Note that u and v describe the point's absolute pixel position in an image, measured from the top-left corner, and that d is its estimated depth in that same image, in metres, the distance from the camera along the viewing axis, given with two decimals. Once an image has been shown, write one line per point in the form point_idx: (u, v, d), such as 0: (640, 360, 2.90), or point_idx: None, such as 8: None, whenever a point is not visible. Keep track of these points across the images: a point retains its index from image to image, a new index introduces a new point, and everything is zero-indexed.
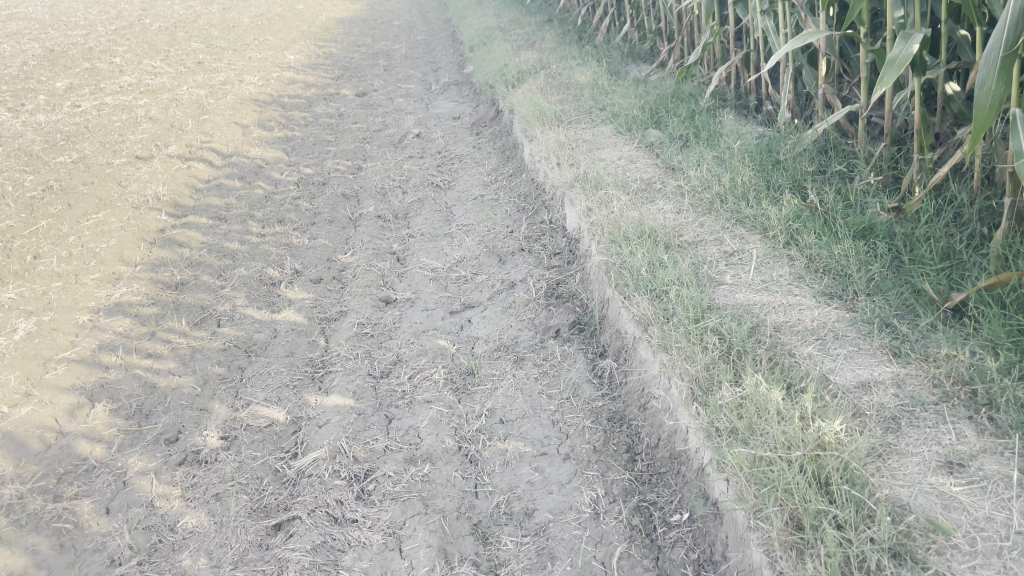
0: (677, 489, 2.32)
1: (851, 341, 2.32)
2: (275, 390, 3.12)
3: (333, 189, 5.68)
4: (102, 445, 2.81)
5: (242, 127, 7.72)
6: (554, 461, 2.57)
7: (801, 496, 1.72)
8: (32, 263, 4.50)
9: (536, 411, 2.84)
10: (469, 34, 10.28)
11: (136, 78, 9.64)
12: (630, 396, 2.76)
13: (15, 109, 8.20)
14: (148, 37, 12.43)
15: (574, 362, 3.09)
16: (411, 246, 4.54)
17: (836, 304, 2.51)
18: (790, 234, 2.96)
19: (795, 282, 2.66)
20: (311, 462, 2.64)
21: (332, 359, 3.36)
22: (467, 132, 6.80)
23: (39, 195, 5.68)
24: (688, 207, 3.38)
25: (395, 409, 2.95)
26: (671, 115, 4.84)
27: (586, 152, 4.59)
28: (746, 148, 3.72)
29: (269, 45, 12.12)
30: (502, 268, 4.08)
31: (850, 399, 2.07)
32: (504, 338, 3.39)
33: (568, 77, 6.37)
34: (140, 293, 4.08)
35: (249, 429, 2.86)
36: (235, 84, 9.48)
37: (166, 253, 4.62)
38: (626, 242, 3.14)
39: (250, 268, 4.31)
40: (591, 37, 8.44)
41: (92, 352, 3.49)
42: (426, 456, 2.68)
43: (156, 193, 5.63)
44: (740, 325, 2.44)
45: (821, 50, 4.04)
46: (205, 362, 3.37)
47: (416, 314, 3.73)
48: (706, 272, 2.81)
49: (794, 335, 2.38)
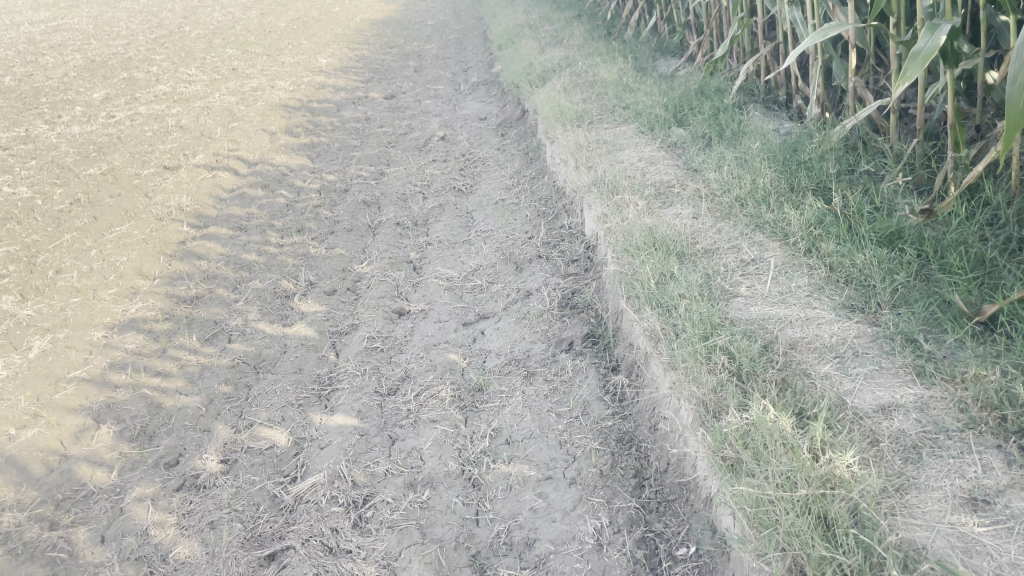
0: (686, 519, 2.19)
1: (872, 360, 2.15)
2: (280, 409, 3.05)
3: (355, 196, 5.62)
4: (103, 469, 2.77)
5: (270, 133, 7.72)
6: (559, 485, 2.45)
7: (804, 541, 1.58)
8: (53, 278, 4.51)
9: (543, 430, 2.72)
10: (499, 32, 10.15)
11: (170, 87, 9.73)
12: (641, 416, 2.63)
13: (51, 120, 8.31)
14: (185, 45, 12.56)
15: (586, 377, 2.96)
16: (428, 254, 4.45)
17: (858, 317, 2.34)
18: (812, 240, 2.79)
19: (815, 293, 2.50)
20: (309, 488, 2.57)
21: (340, 375, 3.28)
22: (492, 134, 6.69)
23: (67, 208, 5.73)
24: (706, 213, 3.22)
25: (399, 430, 2.85)
26: (695, 113, 4.66)
27: (606, 153, 4.44)
28: (769, 148, 3.54)
29: (302, 49, 12.15)
30: (518, 277, 3.97)
31: (868, 426, 1.90)
32: (515, 351, 3.27)
33: (593, 75, 6.21)
34: (156, 308, 4.05)
35: (250, 452, 2.80)
36: (267, 90, 9.51)
37: (185, 266, 4.59)
38: (638, 251, 3.00)
39: (265, 280, 4.27)
40: (621, 31, 8.26)
41: (102, 370, 3.47)
42: (427, 480, 2.58)
43: (180, 205, 5.64)
44: (752, 342, 2.29)
45: (850, 41, 3.83)
46: (212, 380, 3.32)
47: (428, 327, 3.63)
48: (720, 284, 2.65)
49: (811, 353, 2.22)
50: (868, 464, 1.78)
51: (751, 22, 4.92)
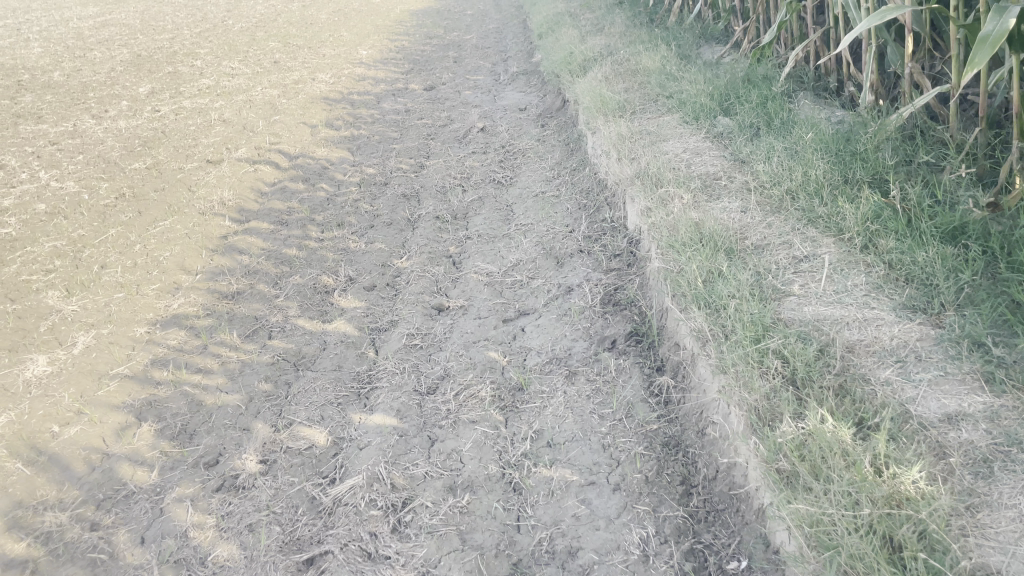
0: (736, 530, 2.10)
1: (936, 364, 2.03)
2: (319, 409, 3.02)
3: (395, 189, 5.58)
4: (144, 468, 2.77)
5: (311, 126, 7.73)
6: (603, 491, 2.37)
7: (868, 565, 1.49)
8: (98, 273, 4.55)
9: (586, 433, 2.64)
10: (540, 20, 10.03)
11: (213, 81, 9.80)
12: (687, 419, 2.54)
13: (98, 115, 8.42)
14: (229, 38, 12.66)
15: (629, 377, 2.88)
16: (468, 248, 4.39)
17: (920, 319, 2.21)
18: (868, 236, 2.66)
19: (873, 292, 2.38)
20: (348, 490, 2.53)
21: (379, 374, 3.23)
22: (533, 125, 6.60)
23: (112, 203, 5.78)
24: (755, 206, 3.11)
25: (439, 430, 2.80)
26: (742, 101, 4.51)
27: (649, 144, 4.33)
28: (821, 137, 3.39)
29: (343, 41, 12.16)
30: (559, 272, 3.89)
31: (934, 437, 1.79)
32: (557, 349, 3.19)
33: (636, 63, 6.07)
34: (198, 304, 4.06)
35: (289, 452, 2.77)
36: (307, 82, 9.53)
37: (226, 262, 4.60)
38: (684, 248, 2.90)
39: (305, 275, 4.25)
40: (664, 17, 8.09)
41: (144, 367, 3.48)
42: (467, 484, 2.52)
43: (223, 200, 5.66)
44: (807, 345, 2.18)
45: (907, 26, 3.65)
46: (252, 377, 3.30)
47: (467, 323, 3.58)
48: (771, 282, 2.54)
49: (870, 357, 2.11)
50: (936, 479, 1.67)
51: (800, 7, 4.76)
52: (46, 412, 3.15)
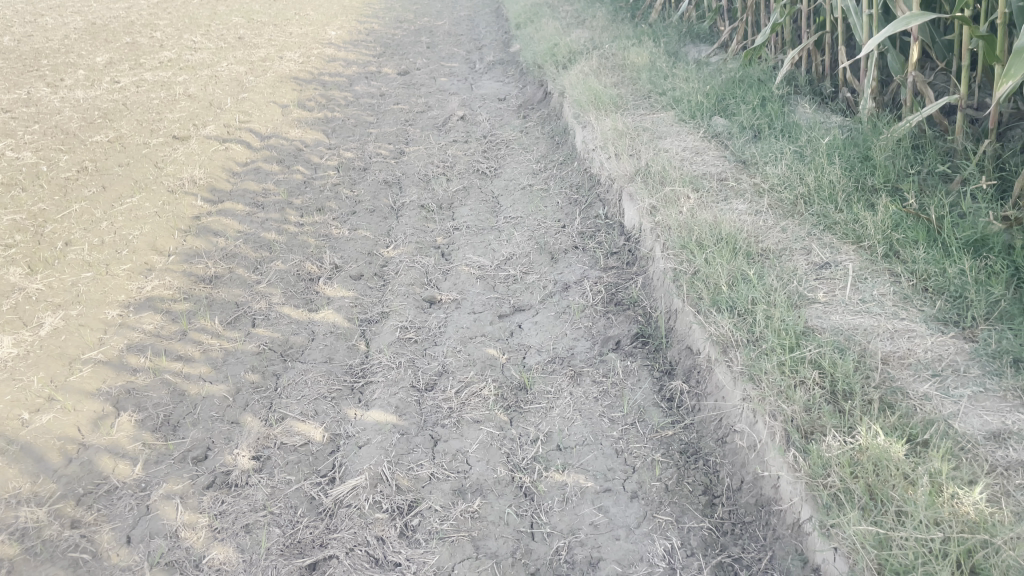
0: (766, 545, 2.04)
1: (975, 380, 1.99)
2: (312, 403, 2.87)
3: (375, 175, 5.42)
4: (126, 461, 2.60)
5: (282, 106, 7.49)
6: (620, 499, 2.30)
7: None
8: (62, 250, 4.30)
9: (597, 436, 2.56)
10: (517, 9, 9.87)
11: (175, 54, 9.44)
12: (705, 426, 2.47)
13: (53, 83, 8.04)
14: (189, 11, 12.23)
15: (639, 381, 2.80)
16: (456, 240, 4.27)
17: (953, 333, 2.18)
18: (890, 245, 2.62)
19: (901, 303, 2.34)
20: (350, 491, 2.40)
21: (373, 367, 3.10)
22: (514, 116, 6.49)
23: (73, 177, 5.50)
24: (767, 210, 3.06)
25: (441, 429, 2.69)
26: (739, 102, 4.47)
27: (646, 142, 4.27)
28: (830, 141, 3.35)
29: (310, 20, 11.84)
30: (554, 268, 3.80)
31: (985, 456, 1.75)
32: (559, 348, 3.11)
33: (623, 58, 5.99)
34: (173, 287, 3.86)
35: (284, 448, 2.62)
36: (275, 61, 9.25)
37: (200, 243, 4.40)
38: (699, 249, 2.84)
39: (287, 261, 4.08)
40: (645, 13, 8.03)
41: (120, 352, 3.28)
42: (476, 487, 2.42)
43: (193, 178, 5.43)
44: (843, 356, 2.13)
45: (912, 34, 3.63)
46: (237, 367, 3.13)
47: (461, 317, 3.46)
48: (795, 288, 2.49)
49: (905, 369, 2.07)
50: (997, 499, 1.65)
51: (796, 10, 4.72)
52: (13, 398, 2.94)
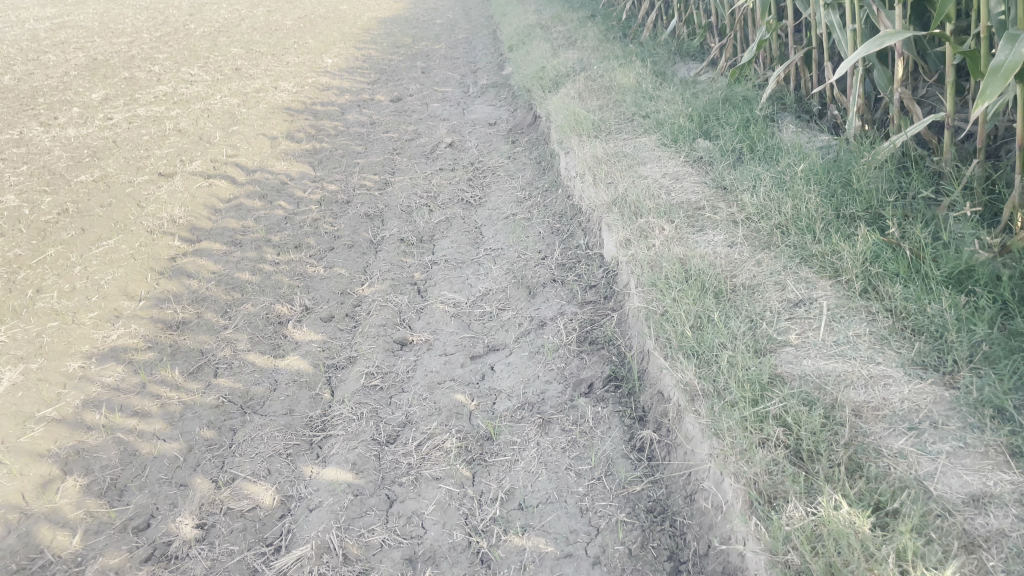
0: None
1: (954, 435, 1.82)
2: (266, 461, 2.72)
3: (357, 208, 5.31)
4: (66, 531, 2.47)
5: (272, 138, 7.41)
6: (581, 566, 2.14)
7: None
8: (32, 298, 4.20)
9: (562, 493, 2.40)
10: (510, 31, 9.80)
11: (171, 87, 9.41)
12: (674, 481, 2.31)
13: (46, 123, 8.01)
14: (190, 43, 12.24)
15: (609, 429, 2.64)
16: (434, 275, 4.12)
17: (932, 379, 2.01)
18: (868, 279, 2.45)
19: (878, 345, 2.17)
20: (294, 563, 2.25)
21: (334, 420, 2.95)
22: (503, 141, 6.37)
23: (54, 219, 5.42)
24: (742, 242, 2.90)
25: (398, 488, 2.53)
26: (723, 124, 4.31)
27: (626, 168, 4.12)
28: (810, 165, 3.19)
29: (308, 48, 11.82)
30: (531, 303, 3.64)
31: (960, 526, 1.59)
32: (529, 392, 2.95)
33: (610, 79, 5.85)
34: (138, 335, 3.74)
35: (230, 514, 2.48)
36: (270, 91, 9.20)
37: (173, 286, 4.28)
38: (668, 286, 2.68)
39: (258, 303, 3.95)
40: (637, 32, 7.92)
41: (75, 409, 3.15)
42: (429, 555, 2.26)
43: (173, 217, 5.32)
44: (811, 410, 1.96)
45: (897, 48, 3.47)
46: (193, 423, 2.99)
47: (432, 361, 3.31)
48: (765, 331, 2.33)
49: (879, 423, 1.90)
50: None
51: (781, 26, 4.57)
52: None
